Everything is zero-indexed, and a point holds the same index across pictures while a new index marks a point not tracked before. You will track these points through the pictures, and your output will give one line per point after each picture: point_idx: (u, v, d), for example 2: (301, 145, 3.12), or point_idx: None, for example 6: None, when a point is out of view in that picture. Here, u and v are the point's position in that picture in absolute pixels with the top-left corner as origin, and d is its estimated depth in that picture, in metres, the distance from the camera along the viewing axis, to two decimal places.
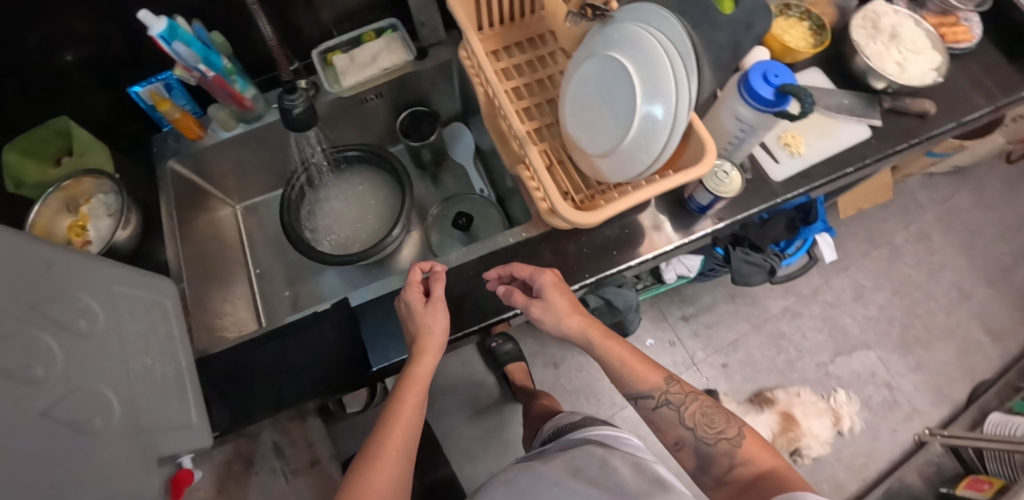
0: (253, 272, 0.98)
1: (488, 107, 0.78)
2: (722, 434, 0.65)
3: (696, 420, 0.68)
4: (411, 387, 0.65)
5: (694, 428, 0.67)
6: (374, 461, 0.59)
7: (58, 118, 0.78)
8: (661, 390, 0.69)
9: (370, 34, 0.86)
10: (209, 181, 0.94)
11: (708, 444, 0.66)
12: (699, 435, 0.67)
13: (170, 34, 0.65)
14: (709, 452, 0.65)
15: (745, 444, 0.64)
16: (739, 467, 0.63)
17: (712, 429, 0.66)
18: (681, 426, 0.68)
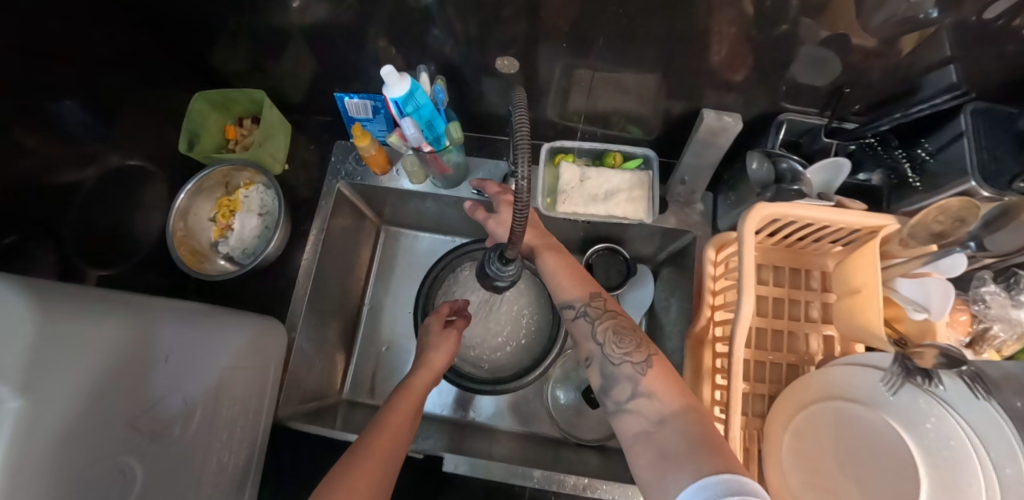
0: (364, 305, 0.89)
1: (701, 331, 0.66)
2: (629, 355, 0.49)
3: (607, 335, 0.51)
4: (407, 398, 0.55)
5: (603, 343, 0.51)
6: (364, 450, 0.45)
7: (256, 92, 0.70)
8: (583, 301, 0.56)
9: (615, 160, 0.71)
10: (369, 203, 0.85)
11: (615, 363, 0.49)
12: (606, 350, 0.50)
13: (405, 98, 0.55)
14: (613, 373, 0.49)
15: (654, 373, 0.46)
16: (642, 398, 0.45)
17: (621, 346, 0.49)
18: (593, 339, 0.52)
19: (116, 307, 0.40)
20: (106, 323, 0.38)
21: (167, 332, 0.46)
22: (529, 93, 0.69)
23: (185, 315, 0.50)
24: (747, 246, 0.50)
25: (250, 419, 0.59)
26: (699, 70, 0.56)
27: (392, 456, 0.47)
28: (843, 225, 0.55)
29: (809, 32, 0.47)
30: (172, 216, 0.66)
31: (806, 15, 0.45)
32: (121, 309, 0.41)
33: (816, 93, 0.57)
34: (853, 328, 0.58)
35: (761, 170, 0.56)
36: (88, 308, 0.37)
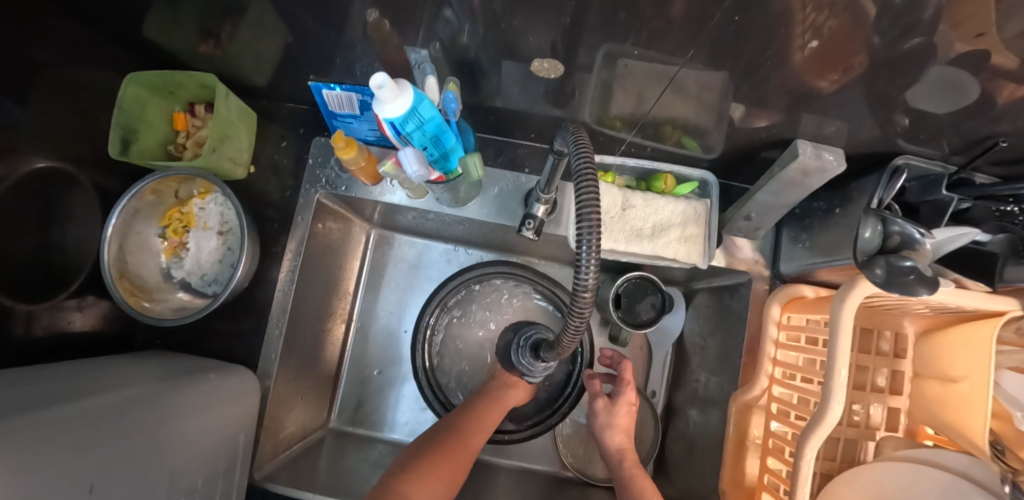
0: (351, 325, 0.76)
1: (750, 398, 0.56)
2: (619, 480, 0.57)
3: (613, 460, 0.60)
4: (480, 425, 0.57)
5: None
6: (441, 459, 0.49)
7: (205, 74, 0.55)
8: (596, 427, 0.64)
9: (667, 185, 0.56)
10: (356, 211, 0.69)
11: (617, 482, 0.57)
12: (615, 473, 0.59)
13: (405, 116, 0.41)
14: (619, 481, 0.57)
15: None
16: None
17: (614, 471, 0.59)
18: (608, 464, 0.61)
19: (17, 442, 0.30)
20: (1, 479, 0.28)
21: (102, 447, 0.37)
22: (557, 96, 0.53)
23: (147, 398, 0.43)
24: (840, 342, 0.43)
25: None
26: (789, 87, 0.42)
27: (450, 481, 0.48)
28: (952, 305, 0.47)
29: (965, 56, 0.32)
30: (107, 241, 0.52)
31: (954, 33, 0.30)
32: (19, 441, 0.30)
33: (943, 124, 0.42)
34: (934, 420, 0.52)
35: (871, 238, 0.45)
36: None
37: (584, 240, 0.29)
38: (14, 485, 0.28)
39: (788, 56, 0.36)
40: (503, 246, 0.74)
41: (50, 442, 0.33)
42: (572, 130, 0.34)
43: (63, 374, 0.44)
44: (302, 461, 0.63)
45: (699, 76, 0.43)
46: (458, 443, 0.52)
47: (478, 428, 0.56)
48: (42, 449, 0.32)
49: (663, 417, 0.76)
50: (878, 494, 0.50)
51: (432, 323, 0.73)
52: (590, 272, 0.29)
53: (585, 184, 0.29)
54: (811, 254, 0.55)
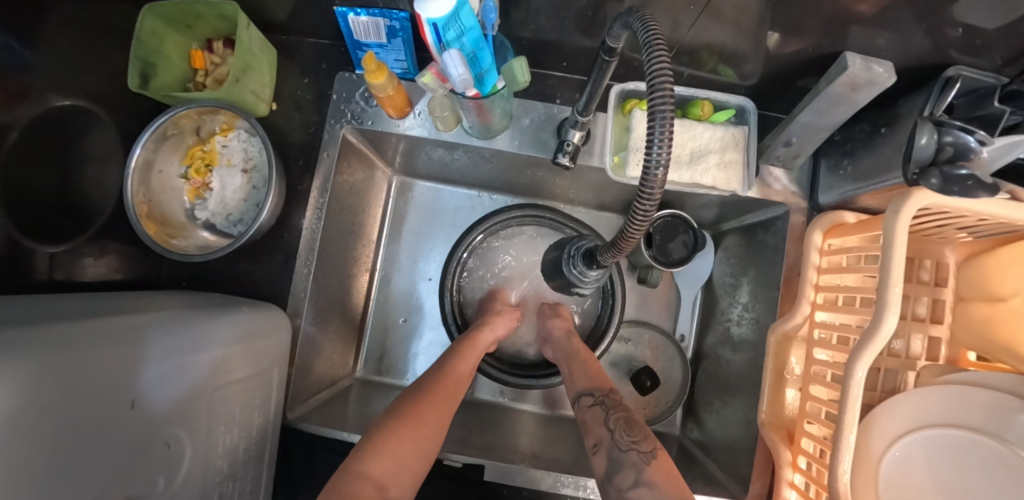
0: (374, 274, 0.75)
1: (792, 328, 0.54)
2: (637, 444, 0.48)
3: (617, 422, 0.51)
4: (466, 353, 0.60)
5: (613, 431, 0.51)
6: (426, 398, 0.52)
7: (224, 2, 0.53)
8: (603, 390, 0.56)
9: (705, 111, 0.54)
10: (379, 152, 0.67)
11: (621, 454, 0.48)
12: (616, 437, 0.50)
13: (446, 20, 0.39)
14: (620, 460, 0.48)
15: (656, 464, 0.46)
16: (644, 487, 0.44)
17: (630, 434, 0.49)
18: (603, 425, 0.52)
19: (59, 350, 0.29)
20: (46, 384, 0.27)
21: (146, 367, 0.36)
22: (590, 23, 0.51)
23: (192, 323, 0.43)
24: (895, 254, 0.42)
25: (255, 443, 0.49)
26: (825, 7, 0.41)
27: (435, 424, 0.50)
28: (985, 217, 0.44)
29: None
30: (130, 176, 0.50)
31: None
32: (65, 353, 0.29)
33: (999, 34, 0.40)
34: (978, 343, 0.50)
35: (926, 146, 0.42)
36: (24, 363, 0.26)
37: (658, 122, 0.28)
38: (56, 393, 0.28)
39: None
40: (528, 188, 0.72)
41: (94, 351, 0.32)
42: (634, 12, 0.32)
43: (98, 299, 0.43)
44: (333, 405, 0.62)
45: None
46: (448, 371, 0.57)
47: (466, 353, 0.60)
48: (88, 360, 0.31)
49: (691, 362, 0.76)
50: (923, 416, 0.49)
51: (456, 283, 0.71)
52: (663, 153, 0.28)
53: (656, 57, 0.28)
54: (853, 178, 0.54)
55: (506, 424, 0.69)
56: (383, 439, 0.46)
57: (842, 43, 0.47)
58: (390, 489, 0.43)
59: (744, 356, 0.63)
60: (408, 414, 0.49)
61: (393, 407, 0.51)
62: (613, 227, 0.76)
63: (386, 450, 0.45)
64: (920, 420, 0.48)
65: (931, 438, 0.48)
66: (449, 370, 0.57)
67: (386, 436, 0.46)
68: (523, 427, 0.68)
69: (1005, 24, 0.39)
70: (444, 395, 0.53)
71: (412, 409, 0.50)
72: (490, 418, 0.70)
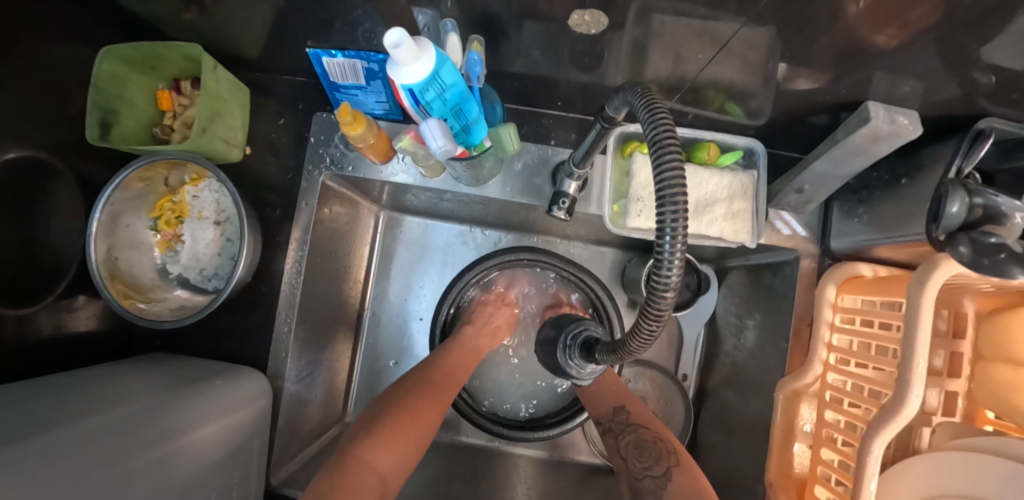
0: (362, 314, 0.72)
1: (802, 387, 0.52)
2: (650, 469, 0.49)
3: (629, 449, 0.52)
4: (463, 353, 0.59)
5: (625, 458, 0.51)
6: (428, 388, 0.51)
7: (189, 44, 0.48)
8: (607, 416, 0.55)
9: (710, 155, 0.51)
10: (364, 192, 0.63)
11: (640, 482, 0.49)
12: (630, 466, 0.51)
13: (425, 83, 0.35)
14: (639, 490, 0.49)
15: (677, 486, 0.47)
16: None
17: (643, 460, 0.50)
18: (619, 454, 0.53)
19: (15, 474, 0.26)
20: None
21: (114, 475, 0.33)
22: (586, 61, 0.47)
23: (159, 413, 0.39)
24: (919, 331, 0.39)
25: None
26: (842, 45, 0.36)
27: (436, 413, 0.50)
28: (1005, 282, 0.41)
29: None
30: (94, 238, 0.46)
31: None
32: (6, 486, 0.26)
33: None
34: (1000, 405, 0.47)
35: (958, 213, 0.38)
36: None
37: (667, 233, 0.24)
38: None
39: (864, 14, 0.31)
40: (523, 225, 0.68)
41: (49, 467, 0.29)
42: (640, 90, 0.28)
43: (57, 389, 0.39)
44: (319, 462, 0.59)
45: (751, 40, 0.38)
46: (444, 373, 0.55)
47: (462, 357, 0.58)
48: (47, 478, 0.28)
49: (694, 401, 0.73)
50: (939, 483, 0.47)
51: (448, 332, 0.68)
52: (673, 268, 0.24)
53: (666, 157, 0.24)
54: (870, 228, 0.50)
55: (502, 474, 0.66)
56: (385, 431, 0.45)
57: (862, 88, 0.43)
58: (390, 483, 0.42)
59: (751, 405, 0.60)
60: (402, 410, 0.47)
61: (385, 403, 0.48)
62: (611, 264, 0.73)
63: (388, 440, 0.44)
64: (940, 491, 0.46)
65: None
66: (444, 370, 0.55)
67: (384, 420, 0.45)
68: (520, 477, 0.65)
69: None
70: (440, 394, 0.51)
71: (409, 401, 0.48)
72: (486, 467, 0.67)
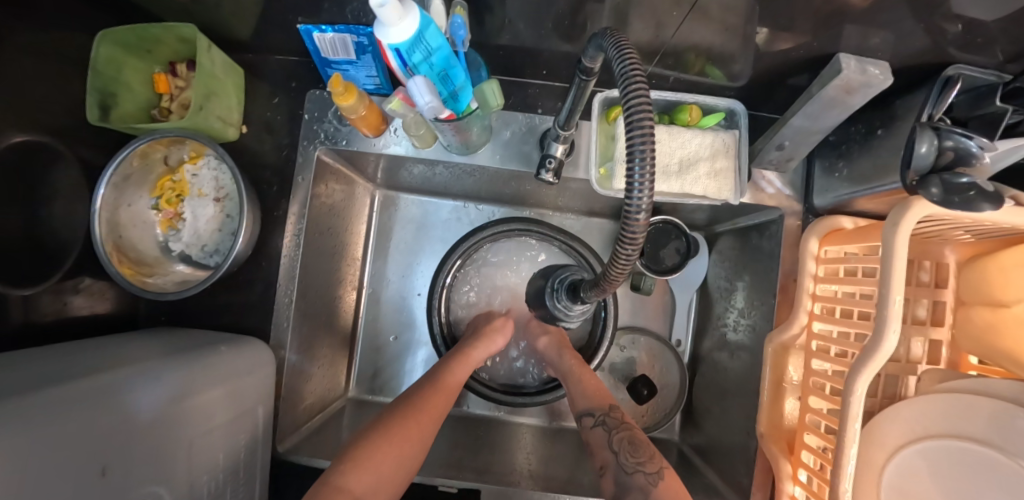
0: (362, 292, 0.74)
1: (788, 338, 0.53)
2: (643, 466, 0.48)
3: (621, 443, 0.50)
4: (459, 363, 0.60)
5: (619, 451, 0.50)
6: (410, 412, 0.51)
7: (181, 24, 0.50)
8: (603, 408, 0.55)
9: (692, 116, 0.52)
10: (359, 169, 0.65)
11: (629, 478, 0.47)
12: (621, 460, 0.49)
13: (410, 43, 0.37)
14: (627, 485, 0.47)
15: (664, 485, 0.46)
16: None
17: (635, 456, 0.49)
18: (606, 447, 0.51)
19: (22, 423, 0.27)
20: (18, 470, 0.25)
21: (117, 427, 0.34)
22: (568, 28, 0.48)
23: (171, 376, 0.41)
24: (894, 270, 0.40)
25: (244, 483, 0.49)
26: (816, 2, 0.38)
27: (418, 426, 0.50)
28: (990, 223, 0.42)
29: None
30: (97, 213, 0.48)
31: None
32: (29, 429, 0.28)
33: (999, 32, 0.38)
34: (981, 348, 0.49)
35: (927, 154, 0.39)
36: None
37: (636, 158, 0.25)
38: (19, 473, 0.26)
39: None
40: (515, 198, 0.70)
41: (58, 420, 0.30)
42: (611, 36, 0.29)
43: (70, 353, 0.41)
44: (324, 432, 0.61)
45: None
46: (438, 382, 0.56)
47: (458, 366, 0.59)
48: (54, 434, 0.29)
49: (689, 366, 0.75)
50: (924, 423, 0.48)
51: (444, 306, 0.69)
52: (644, 197, 0.26)
53: (634, 89, 0.26)
54: (848, 180, 0.52)
55: (504, 440, 0.68)
56: (365, 455, 0.45)
57: (835, 44, 0.44)
58: None
59: (742, 363, 0.62)
60: (393, 429, 0.48)
61: (377, 421, 0.50)
62: (604, 234, 0.74)
63: (364, 463, 0.44)
64: (922, 429, 0.48)
65: (935, 447, 0.47)
66: (436, 383, 0.56)
67: (364, 445, 0.46)
68: (521, 443, 0.67)
69: (1007, 22, 0.36)
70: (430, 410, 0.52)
71: (391, 423, 0.49)
72: (488, 435, 0.69)
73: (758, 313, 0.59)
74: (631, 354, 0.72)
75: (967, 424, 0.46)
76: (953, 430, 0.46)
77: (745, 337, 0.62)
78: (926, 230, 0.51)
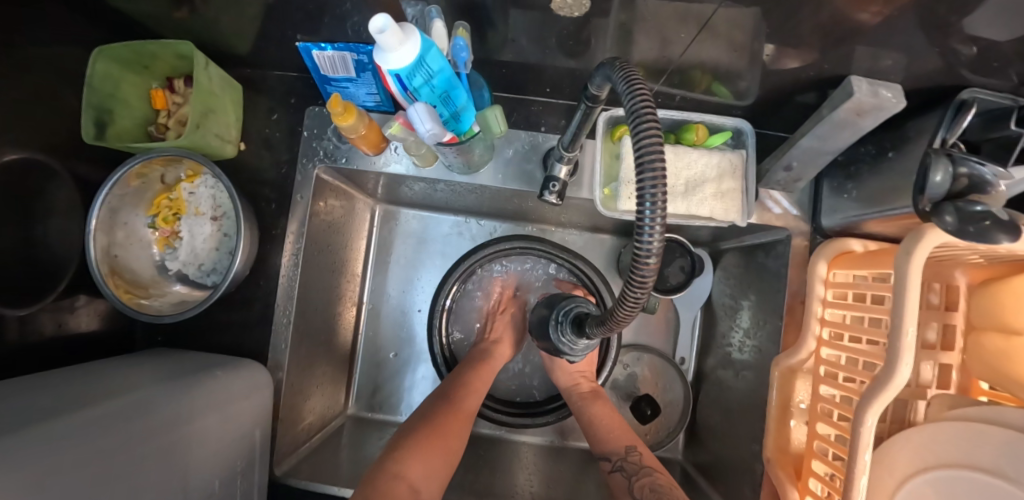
0: (361, 307, 0.73)
1: (795, 363, 0.52)
2: None
3: (642, 490, 0.49)
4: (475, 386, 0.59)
5: (638, 499, 0.48)
6: (442, 415, 0.53)
7: (179, 41, 0.49)
8: (619, 453, 0.54)
9: (699, 136, 0.51)
10: (359, 186, 0.64)
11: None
12: None
13: (412, 67, 0.36)
14: None
15: None
16: None
17: None
18: (628, 494, 0.49)
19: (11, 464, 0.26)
20: None
21: (110, 460, 0.33)
22: (572, 46, 0.47)
23: (168, 404, 0.40)
24: (907, 299, 0.39)
25: None
26: (829, 24, 0.37)
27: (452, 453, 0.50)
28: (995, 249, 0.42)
29: None
30: (93, 233, 0.47)
31: None
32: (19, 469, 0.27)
33: (1016, 56, 0.37)
34: (991, 374, 0.48)
35: (940, 182, 0.38)
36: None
37: (646, 199, 0.24)
38: None
39: None
40: (517, 214, 0.69)
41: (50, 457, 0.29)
42: (619, 66, 0.28)
43: (62, 381, 0.40)
44: (323, 452, 0.60)
45: (737, 18, 0.38)
46: (450, 407, 0.55)
47: (473, 386, 0.59)
48: (44, 474, 0.28)
49: (692, 384, 0.74)
50: (936, 451, 0.47)
51: (444, 324, 0.69)
52: (655, 237, 0.25)
53: (645, 123, 0.25)
54: (856, 202, 0.51)
55: (505, 460, 0.66)
56: (411, 446, 0.48)
57: (845, 65, 0.44)
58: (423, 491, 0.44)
59: (748, 384, 0.61)
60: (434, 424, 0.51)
61: (411, 422, 0.53)
62: (607, 249, 0.73)
63: (417, 450, 0.47)
64: (934, 459, 0.46)
65: (948, 477, 0.45)
66: (451, 406, 0.55)
67: (411, 436, 0.49)
68: (523, 463, 0.66)
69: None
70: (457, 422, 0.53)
71: (433, 418, 0.52)
72: (489, 454, 0.68)
73: (765, 334, 0.58)
74: (634, 371, 0.72)
75: (981, 456, 0.44)
76: (965, 460, 0.45)
77: (751, 358, 0.61)
78: (938, 253, 0.50)
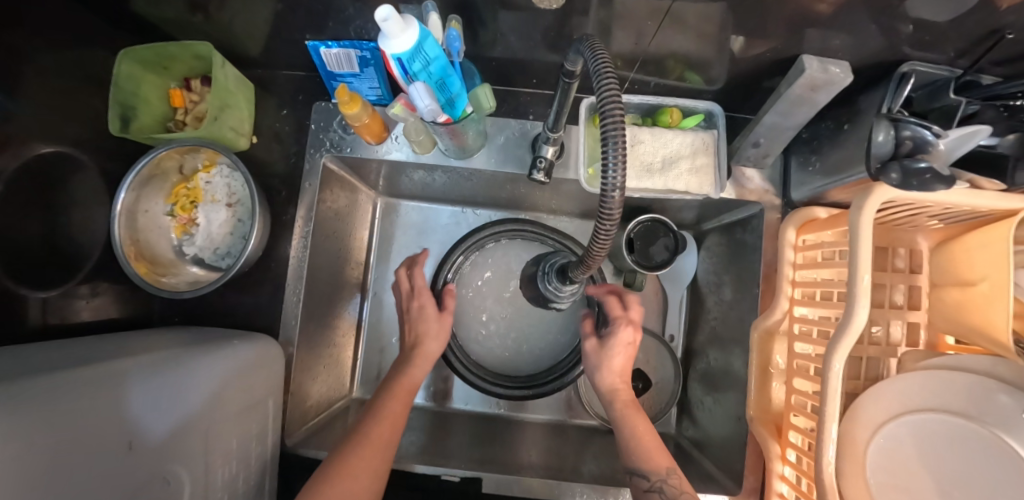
0: (365, 295, 0.76)
1: (772, 324, 0.56)
2: None
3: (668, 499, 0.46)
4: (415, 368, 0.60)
5: None
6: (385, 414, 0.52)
7: (198, 42, 0.54)
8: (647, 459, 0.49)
9: (673, 118, 0.56)
10: (361, 177, 0.69)
11: None
12: None
13: (410, 53, 0.40)
14: None
15: None
16: None
17: None
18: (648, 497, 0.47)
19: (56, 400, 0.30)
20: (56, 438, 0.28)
21: (133, 406, 0.36)
22: (554, 39, 0.52)
23: (188, 364, 0.43)
24: (861, 251, 0.43)
25: (256, 473, 0.51)
26: (776, 9, 0.42)
27: (390, 438, 0.51)
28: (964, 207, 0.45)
29: None
30: (116, 217, 0.51)
31: None
32: (63, 405, 0.30)
33: (944, 32, 0.42)
34: (955, 326, 0.52)
35: (885, 142, 0.43)
36: (20, 414, 0.27)
37: (610, 144, 0.29)
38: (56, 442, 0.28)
39: None
40: (511, 202, 0.74)
41: (87, 398, 0.32)
42: (587, 43, 0.33)
43: (92, 345, 0.43)
44: (330, 428, 0.63)
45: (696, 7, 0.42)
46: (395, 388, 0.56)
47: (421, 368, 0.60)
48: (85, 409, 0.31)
49: (682, 360, 0.77)
50: (905, 400, 0.50)
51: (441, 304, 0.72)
52: (617, 175, 0.29)
53: (606, 83, 0.29)
54: (820, 175, 0.55)
55: (503, 436, 0.69)
56: (346, 460, 0.46)
57: (799, 48, 0.48)
58: None
59: (732, 352, 0.64)
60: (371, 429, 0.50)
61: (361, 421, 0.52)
62: None
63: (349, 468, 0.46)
64: (903, 406, 0.50)
65: (916, 422, 0.49)
66: (401, 389, 0.57)
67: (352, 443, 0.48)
68: (520, 439, 0.69)
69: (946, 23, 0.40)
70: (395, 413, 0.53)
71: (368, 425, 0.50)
72: (488, 430, 0.71)
73: (744, 304, 0.62)
74: None
75: (939, 399, 0.48)
76: (932, 405, 0.48)
77: (733, 327, 0.65)
78: (898, 219, 0.54)
